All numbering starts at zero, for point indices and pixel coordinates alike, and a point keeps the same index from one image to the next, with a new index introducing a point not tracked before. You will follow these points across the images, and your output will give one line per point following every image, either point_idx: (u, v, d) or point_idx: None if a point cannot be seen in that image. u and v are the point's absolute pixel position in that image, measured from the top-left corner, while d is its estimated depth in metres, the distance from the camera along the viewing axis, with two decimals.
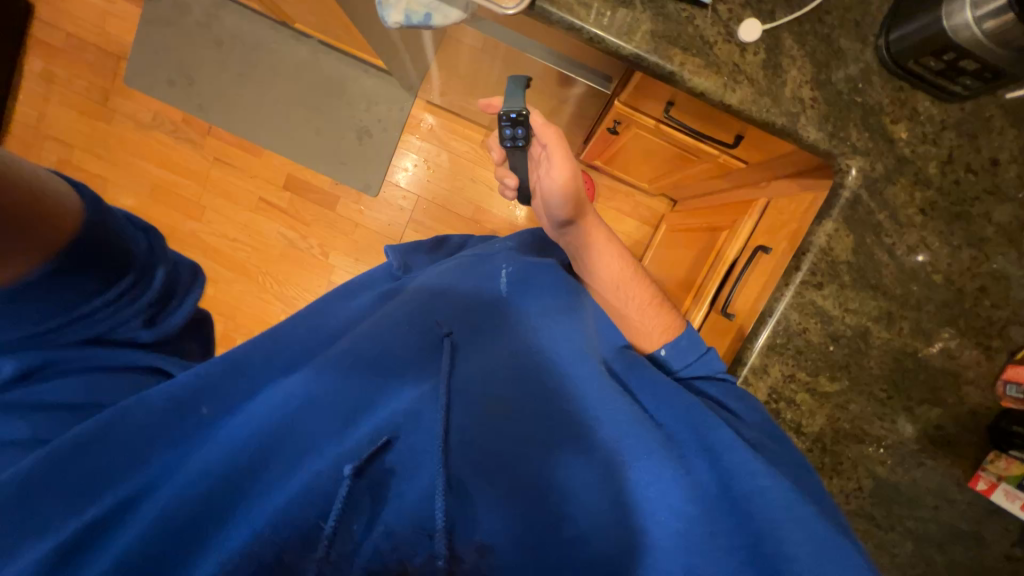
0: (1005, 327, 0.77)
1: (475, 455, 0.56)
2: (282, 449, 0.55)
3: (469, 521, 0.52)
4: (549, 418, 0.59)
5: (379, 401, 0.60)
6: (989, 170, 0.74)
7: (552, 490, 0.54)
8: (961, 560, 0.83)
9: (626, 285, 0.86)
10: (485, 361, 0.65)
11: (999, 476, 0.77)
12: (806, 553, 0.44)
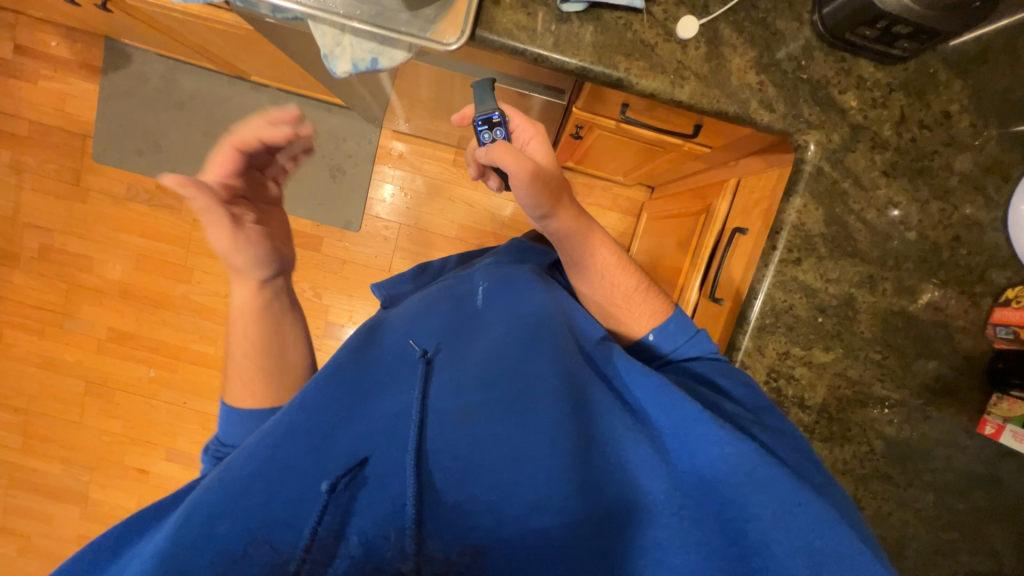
0: (985, 272, 0.78)
1: (448, 463, 0.56)
2: (267, 473, 0.53)
3: (444, 521, 0.53)
4: (523, 415, 0.58)
5: (355, 422, 0.60)
6: (943, 123, 0.75)
7: (521, 487, 0.53)
8: (980, 503, 0.85)
9: (612, 274, 0.86)
10: (461, 368, 0.64)
11: (1005, 418, 0.78)
12: (768, 526, 0.47)
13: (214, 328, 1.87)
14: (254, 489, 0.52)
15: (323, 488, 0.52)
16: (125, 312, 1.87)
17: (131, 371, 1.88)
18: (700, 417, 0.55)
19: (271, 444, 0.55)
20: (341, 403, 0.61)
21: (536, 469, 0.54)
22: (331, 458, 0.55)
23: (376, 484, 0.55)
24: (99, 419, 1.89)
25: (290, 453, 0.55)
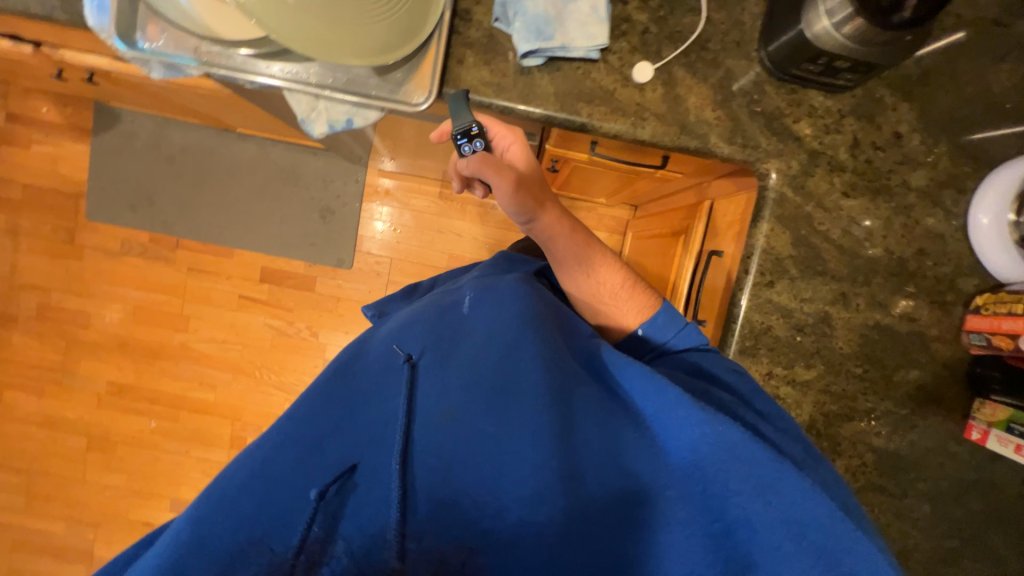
0: (953, 281, 0.81)
1: (432, 467, 0.60)
2: (265, 481, 0.55)
3: (433, 509, 0.59)
4: (505, 418, 0.62)
5: (344, 432, 0.61)
6: (895, 143, 0.78)
7: (502, 482, 0.59)
8: (976, 507, 0.85)
9: (600, 272, 0.84)
10: (446, 374, 0.66)
11: (988, 423, 0.79)
12: (748, 490, 0.54)
13: (213, 374, 1.88)
14: (253, 497, 0.54)
15: (312, 496, 0.55)
16: (124, 364, 1.88)
17: (132, 423, 1.89)
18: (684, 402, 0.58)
19: (267, 456, 0.57)
20: (332, 415, 0.62)
21: (517, 462, 0.59)
22: (321, 466, 0.58)
23: (369, 485, 0.59)
24: (102, 473, 1.88)
25: (286, 463, 0.57)
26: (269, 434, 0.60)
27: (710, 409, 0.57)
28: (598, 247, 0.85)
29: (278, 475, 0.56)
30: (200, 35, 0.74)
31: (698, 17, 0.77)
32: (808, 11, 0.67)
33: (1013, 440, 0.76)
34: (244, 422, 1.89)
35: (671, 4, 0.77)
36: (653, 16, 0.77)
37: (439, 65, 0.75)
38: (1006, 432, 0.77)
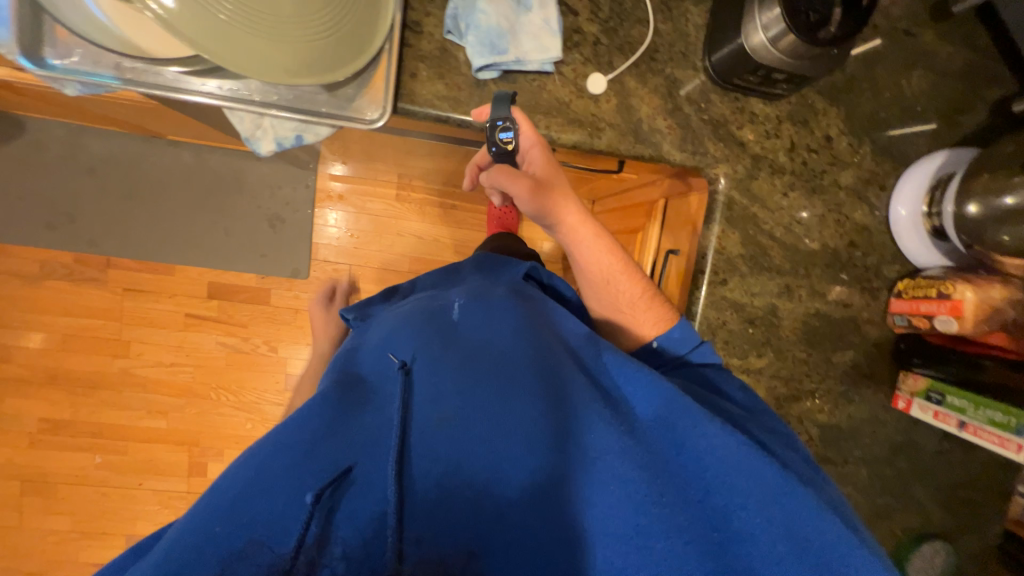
0: (878, 269, 0.89)
1: (438, 467, 0.55)
2: (254, 490, 0.48)
3: (434, 514, 0.52)
4: (511, 409, 0.58)
5: (340, 434, 0.56)
6: (826, 146, 0.85)
7: (513, 476, 0.55)
8: (904, 466, 0.96)
9: (618, 279, 0.84)
10: (450, 374, 0.62)
11: (911, 393, 0.89)
12: (756, 500, 0.55)
13: (163, 400, 1.76)
14: (247, 508, 0.47)
15: (310, 498, 0.48)
16: (56, 398, 1.72)
17: (72, 460, 1.74)
18: (691, 412, 0.60)
19: (258, 466, 0.51)
20: (329, 428, 0.56)
21: (524, 463, 0.55)
22: (315, 469, 0.51)
23: (365, 494, 0.52)
24: (41, 517, 1.73)
25: (281, 468, 0.51)
26: (255, 446, 0.54)
27: (717, 418, 0.60)
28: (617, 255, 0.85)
29: (272, 481, 0.50)
30: (120, 51, 0.67)
31: (646, 29, 0.79)
32: (745, 25, 0.70)
33: (931, 406, 0.86)
34: (203, 447, 1.79)
35: (620, 15, 0.78)
36: (603, 28, 0.78)
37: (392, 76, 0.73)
38: (926, 400, 0.87)
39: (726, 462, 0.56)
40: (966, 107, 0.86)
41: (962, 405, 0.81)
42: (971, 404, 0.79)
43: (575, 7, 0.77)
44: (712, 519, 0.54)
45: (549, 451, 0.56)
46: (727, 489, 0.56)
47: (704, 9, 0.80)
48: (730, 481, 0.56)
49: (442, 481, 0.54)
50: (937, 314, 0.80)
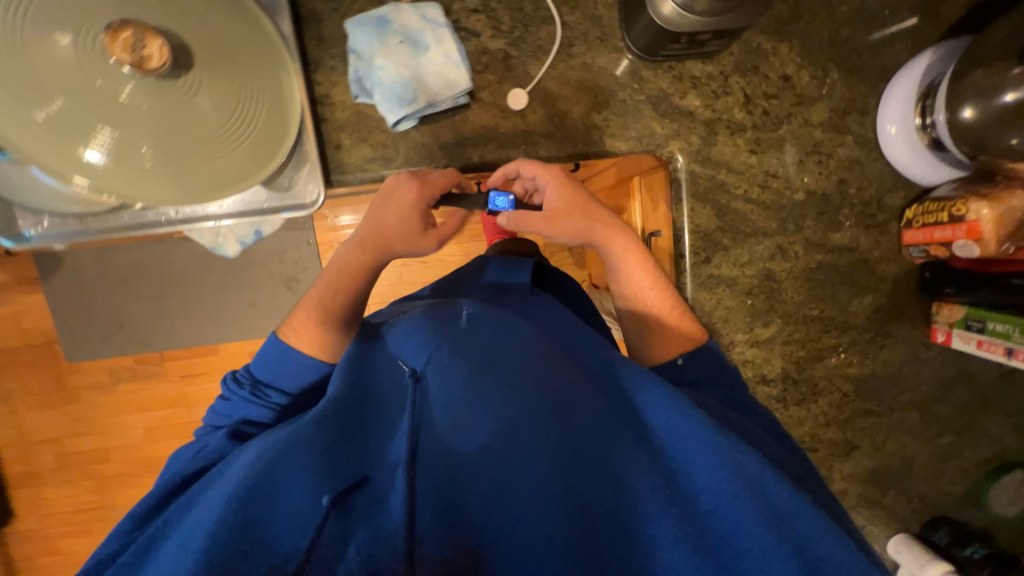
0: (881, 201, 0.81)
1: (445, 471, 0.54)
2: (269, 493, 0.50)
3: (439, 516, 0.51)
4: (519, 415, 0.57)
5: (355, 449, 0.57)
6: (786, 87, 0.77)
7: (519, 474, 0.54)
8: (961, 400, 0.88)
9: (645, 296, 0.79)
10: (463, 377, 0.61)
11: (949, 324, 0.80)
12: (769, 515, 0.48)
13: None
14: (259, 506, 0.49)
15: (325, 502, 0.50)
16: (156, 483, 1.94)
17: None
18: (699, 430, 0.53)
19: (280, 459, 0.53)
20: (340, 444, 0.56)
21: (532, 466, 0.54)
22: (331, 475, 0.53)
23: (369, 508, 0.52)
24: None
25: (292, 468, 0.52)
26: (273, 445, 0.54)
27: (729, 437, 0.53)
28: (647, 266, 0.79)
29: (287, 479, 0.52)
30: (78, 210, 0.73)
31: (554, 26, 0.74)
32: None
33: (973, 335, 0.77)
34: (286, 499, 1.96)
35: (524, 21, 0.73)
36: (509, 40, 0.74)
37: (312, 149, 0.74)
38: (966, 330, 0.78)
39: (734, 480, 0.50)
40: None
41: (1006, 331, 0.73)
42: (1017, 328, 0.71)
43: (476, 27, 0.73)
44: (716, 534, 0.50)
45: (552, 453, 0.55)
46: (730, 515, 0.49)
47: None
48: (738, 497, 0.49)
49: (442, 493, 0.53)
50: (955, 240, 0.71)
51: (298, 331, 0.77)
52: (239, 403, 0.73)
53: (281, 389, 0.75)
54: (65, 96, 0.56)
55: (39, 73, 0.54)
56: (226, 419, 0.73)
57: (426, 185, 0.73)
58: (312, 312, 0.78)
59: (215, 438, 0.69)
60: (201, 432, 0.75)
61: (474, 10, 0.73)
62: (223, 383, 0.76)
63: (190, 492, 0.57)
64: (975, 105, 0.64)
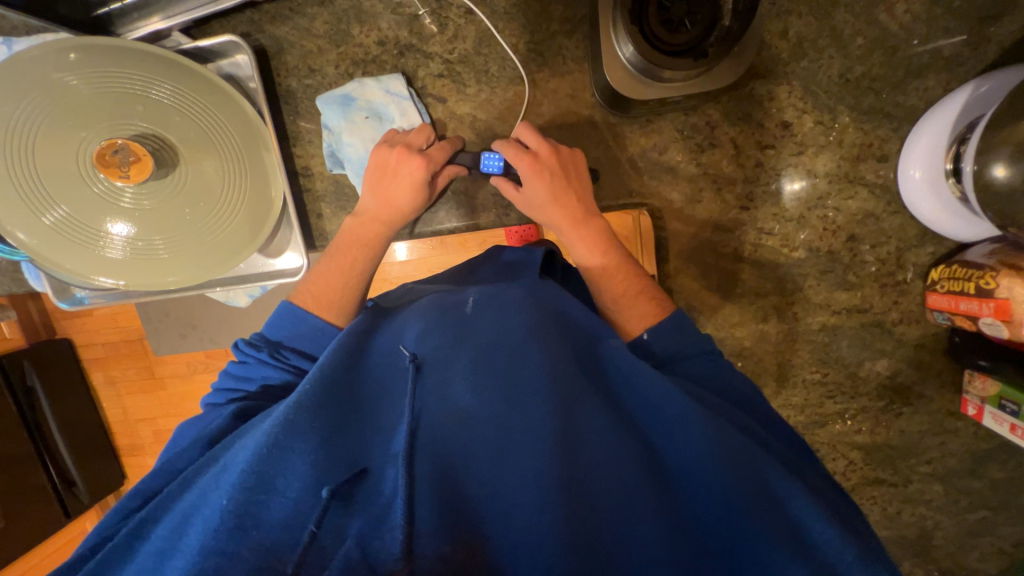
0: (900, 258, 0.71)
1: (445, 452, 0.43)
2: (218, 462, 0.43)
3: (441, 507, 0.40)
4: (517, 382, 0.46)
5: (374, 392, 0.49)
6: (785, 135, 0.69)
7: (511, 456, 0.42)
8: (998, 476, 0.77)
9: (608, 279, 0.63)
10: (456, 369, 0.48)
11: (982, 398, 0.70)
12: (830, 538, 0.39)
13: None
14: (177, 496, 0.41)
15: (324, 494, 0.39)
16: None
17: None
18: (705, 426, 0.43)
19: (187, 492, 0.41)
20: (336, 397, 0.46)
21: (527, 471, 0.41)
22: (329, 464, 0.42)
23: (375, 501, 0.42)
24: None
25: (209, 493, 0.40)
26: (230, 412, 0.50)
27: (728, 430, 0.44)
28: (608, 253, 0.64)
29: (194, 506, 0.39)
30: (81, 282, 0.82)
31: (522, 85, 0.72)
32: (612, 69, 0.61)
33: (1006, 417, 0.66)
34: None
35: (490, 83, 0.73)
36: (476, 104, 0.73)
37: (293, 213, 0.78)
38: (998, 409, 0.67)
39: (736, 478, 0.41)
40: (995, 10, 0.62)
41: None
42: None
43: (444, 94, 0.74)
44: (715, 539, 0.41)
45: (544, 467, 0.41)
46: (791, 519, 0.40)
47: (580, 37, 0.70)
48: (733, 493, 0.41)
49: (444, 487, 0.41)
50: (981, 315, 0.61)
51: (317, 297, 0.61)
52: (256, 366, 0.55)
53: (301, 350, 0.57)
54: (77, 209, 0.66)
55: (54, 195, 0.64)
56: (239, 386, 0.55)
57: (431, 160, 0.69)
58: (342, 275, 0.63)
59: (223, 408, 0.52)
60: (206, 402, 0.56)
61: (439, 76, 0.73)
62: (236, 344, 0.57)
63: (187, 472, 0.43)
64: (1008, 160, 0.52)
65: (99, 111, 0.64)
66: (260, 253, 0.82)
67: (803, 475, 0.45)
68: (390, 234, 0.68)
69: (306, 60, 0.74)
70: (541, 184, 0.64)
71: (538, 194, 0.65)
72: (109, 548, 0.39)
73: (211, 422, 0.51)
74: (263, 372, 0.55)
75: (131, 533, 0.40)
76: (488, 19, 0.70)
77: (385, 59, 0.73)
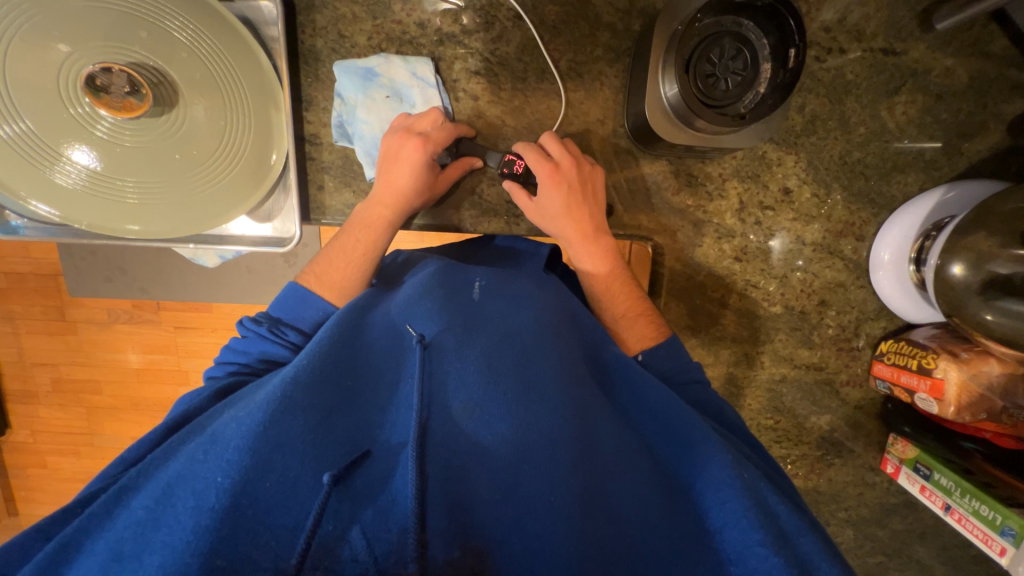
0: (858, 327, 0.80)
1: (458, 448, 0.43)
2: (205, 434, 0.42)
3: (450, 504, 0.40)
4: (532, 381, 0.47)
5: (377, 377, 0.49)
6: (785, 201, 0.75)
7: (523, 455, 0.43)
8: (899, 527, 0.88)
9: (609, 295, 0.68)
10: (467, 359, 0.48)
11: (900, 459, 0.77)
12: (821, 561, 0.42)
13: None
14: (161, 464, 0.40)
15: (326, 481, 0.38)
16: None
17: None
18: (704, 439, 0.47)
19: (172, 461, 0.40)
20: (334, 378, 0.46)
21: (543, 475, 0.42)
22: (328, 447, 0.41)
23: (373, 489, 0.40)
24: None
25: (197, 466, 0.38)
26: (215, 390, 0.53)
27: (726, 447, 0.47)
28: (613, 269, 0.69)
29: (181, 478, 0.38)
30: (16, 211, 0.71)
31: (557, 101, 0.73)
32: (648, 110, 0.63)
33: (919, 479, 0.73)
34: None
35: (525, 91, 0.72)
36: (507, 108, 0.73)
37: (293, 180, 0.72)
38: (913, 471, 0.74)
39: (745, 497, 0.43)
40: (973, 128, 0.72)
41: (949, 486, 0.68)
42: (961, 489, 0.66)
43: (474, 91, 0.73)
44: (722, 556, 0.42)
45: (558, 469, 0.42)
46: (786, 535, 0.43)
47: (621, 68, 0.72)
48: (748, 516, 0.42)
49: (455, 487, 0.41)
50: (918, 390, 0.69)
51: (320, 277, 0.64)
52: (255, 340, 0.58)
53: (299, 329, 0.61)
54: (44, 128, 0.60)
55: (19, 105, 0.58)
56: (237, 360, 0.58)
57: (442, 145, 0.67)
58: (345, 257, 0.65)
59: (220, 381, 0.56)
60: (206, 375, 0.60)
61: (475, 73, 0.72)
62: (240, 320, 0.61)
63: (172, 441, 0.43)
64: (966, 263, 0.57)
65: (92, 27, 0.57)
66: (246, 215, 0.75)
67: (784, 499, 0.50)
68: (396, 218, 0.68)
69: (337, 25, 0.70)
70: (558, 197, 0.66)
71: (553, 205, 0.67)
72: (88, 514, 0.37)
73: (204, 391, 0.54)
74: (257, 345, 0.58)
75: (110, 500, 0.38)
76: (536, 29, 0.70)
77: (422, 42, 0.71)
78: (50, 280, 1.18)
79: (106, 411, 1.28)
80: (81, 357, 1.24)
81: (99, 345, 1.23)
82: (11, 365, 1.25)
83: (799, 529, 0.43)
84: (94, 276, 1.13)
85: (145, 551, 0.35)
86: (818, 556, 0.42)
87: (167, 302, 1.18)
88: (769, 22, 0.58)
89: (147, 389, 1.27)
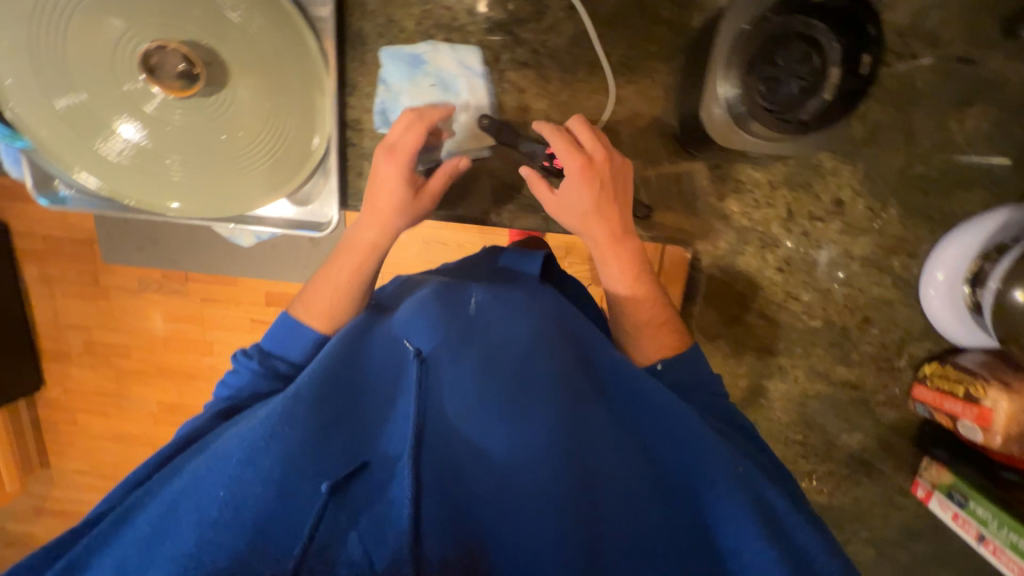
0: (902, 346, 0.76)
1: (451, 458, 0.45)
2: (207, 450, 0.43)
3: (446, 512, 0.42)
4: (526, 392, 0.48)
5: (373, 387, 0.49)
6: (835, 212, 0.72)
7: (516, 466, 0.44)
8: (922, 551, 0.86)
9: (633, 302, 0.66)
10: (462, 369, 0.49)
11: (932, 484, 0.75)
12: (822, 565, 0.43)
13: None
14: (164, 481, 0.41)
15: (324, 489, 0.40)
16: None
17: None
18: (705, 439, 0.46)
19: (173, 478, 0.41)
20: (331, 391, 0.46)
21: (535, 478, 0.43)
22: (326, 457, 0.42)
23: (369, 497, 0.42)
24: None
25: (201, 479, 0.40)
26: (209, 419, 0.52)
27: (726, 448, 0.47)
28: (639, 272, 0.66)
29: (184, 494, 0.39)
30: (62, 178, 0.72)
31: (605, 96, 0.70)
32: (703, 106, 0.60)
33: (952, 506, 0.72)
34: None
35: (572, 85, 0.70)
36: (553, 101, 0.71)
37: (334, 164, 0.72)
38: (947, 497, 0.72)
39: (740, 496, 0.44)
40: None
41: (986, 517, 0.67)
42: (998, 521, 0.65)
43: (520, 82, 0.71)
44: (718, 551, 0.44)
45: (552, 479, 0.43)
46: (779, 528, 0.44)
47: (675, 65, 0.69)
48: (744, 512, 0.43)
49: (452, 492, 0.43)
50: (961, 417, 0.66)
51: (322, 297, 0.64)
52: (247, 376, 0.58)
53: (288, 359, 0.60)
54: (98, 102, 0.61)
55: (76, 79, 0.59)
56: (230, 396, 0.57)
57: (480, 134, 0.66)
58: (357, 259, 0.65)
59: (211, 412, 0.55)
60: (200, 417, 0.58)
61: (522, 63, 0.70)
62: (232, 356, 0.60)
63: (178, 458, 0.44)
64: None
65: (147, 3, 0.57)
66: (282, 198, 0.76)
67: (804, 510, 0.50)
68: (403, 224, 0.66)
69: (386, 8, 0.69)
70: (587, 192, 0.63)
71: (582, 202, 0.64)
72: (93, 535, 0.38)
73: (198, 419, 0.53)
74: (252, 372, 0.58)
75: (114, 521, 0.39)
76: (589, 21, 0.67)
77: (471, 30, 0.69)
78: (87, 246, 1.21)
79: (133, 374, 1.33)
80: (113, 322, 1.28)
81: (130, 312, 1.27)
82: (46, 325, 1.30)
83: (801, 520, 0.46)
84: (126, 244, 1.19)
85: (149, 565, 0.36)
86: (820, 551, 0.45)
87: (196, 273, 1.21)
88: (843, 27, 0.56)
89: (173, 356, 1.30)
